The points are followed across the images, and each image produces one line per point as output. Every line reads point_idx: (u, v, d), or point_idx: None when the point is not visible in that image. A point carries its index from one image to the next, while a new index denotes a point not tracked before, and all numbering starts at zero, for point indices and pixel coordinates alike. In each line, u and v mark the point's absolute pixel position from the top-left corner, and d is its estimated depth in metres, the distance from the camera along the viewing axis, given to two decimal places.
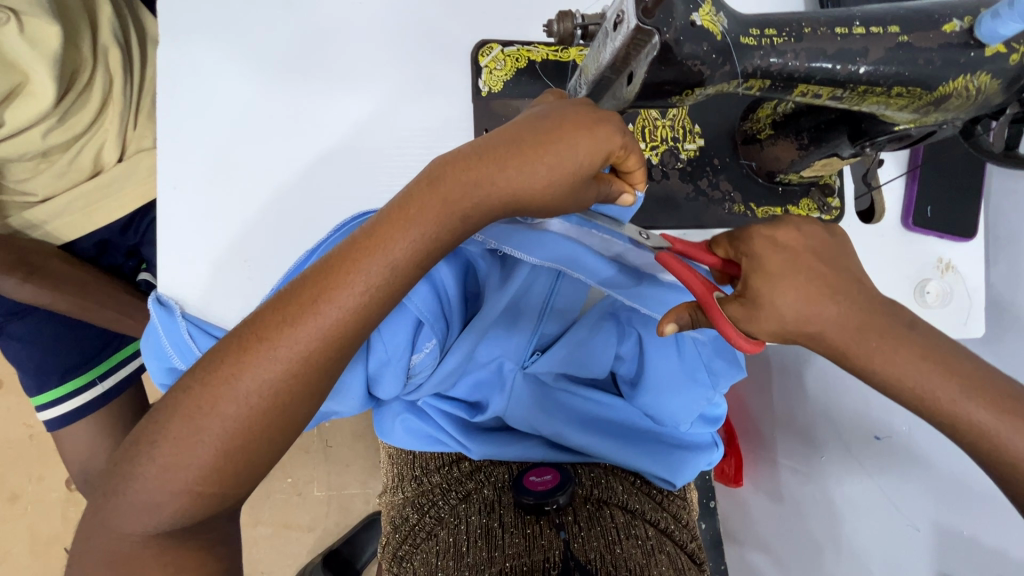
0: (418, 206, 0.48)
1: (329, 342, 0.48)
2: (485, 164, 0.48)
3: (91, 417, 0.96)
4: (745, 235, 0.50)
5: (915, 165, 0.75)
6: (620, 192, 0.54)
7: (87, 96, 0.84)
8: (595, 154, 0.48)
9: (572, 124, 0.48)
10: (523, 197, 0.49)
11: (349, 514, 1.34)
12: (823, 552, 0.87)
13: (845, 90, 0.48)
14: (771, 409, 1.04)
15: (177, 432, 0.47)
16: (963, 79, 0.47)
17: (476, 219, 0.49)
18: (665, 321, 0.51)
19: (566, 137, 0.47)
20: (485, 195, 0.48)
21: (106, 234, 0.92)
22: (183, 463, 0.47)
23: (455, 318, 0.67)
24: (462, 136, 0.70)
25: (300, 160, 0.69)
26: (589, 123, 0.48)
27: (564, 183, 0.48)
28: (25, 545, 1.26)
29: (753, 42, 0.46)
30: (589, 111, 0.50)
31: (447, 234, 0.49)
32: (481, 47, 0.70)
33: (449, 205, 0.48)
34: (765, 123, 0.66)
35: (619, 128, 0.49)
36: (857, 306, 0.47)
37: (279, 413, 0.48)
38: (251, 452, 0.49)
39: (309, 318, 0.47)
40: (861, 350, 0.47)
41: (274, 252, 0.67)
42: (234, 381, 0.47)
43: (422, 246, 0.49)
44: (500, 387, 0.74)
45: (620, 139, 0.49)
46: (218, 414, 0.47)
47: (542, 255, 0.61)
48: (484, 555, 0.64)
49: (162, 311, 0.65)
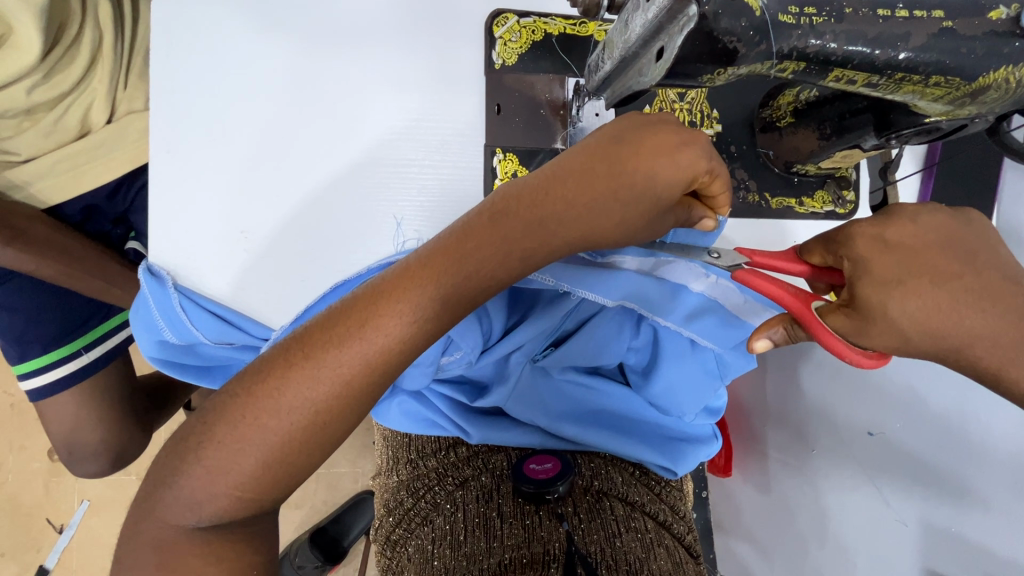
0: (478, 237, 0.46)
1: (373, 365, 0.45)
2: (553, 202, 0.45)
3: (76, 389, 0.92)
4: (843, 236, 0.46)
5: (931, 163, 0.76)
6: (701, 218, 0.51)
7: (76, 52, 0.80)
8: (675, 185, 0.45)
9: (652, 148, 0.45)
10: (593, 234, 0.46)
11: (337, 493, 1.33)
12: (811, 546, 0.88)
13: (881, 77, 0.46)
14: (764, 401, 1.06)
15: (222, 435, 0.45)
16: (1004, 70, 0.45)
17: (543, 257, 0.47)
18: (756, 338, 0.48)
19: (644, 168, 0.44)
20: (551, 233, 0.46)
21: (93, 200, 0.88)
22: (226, 465, 0.45)
23: (493, 324, 0.67)
24: (471, 106, 0.67)
25: (300, 126, 0.65)
26: (670, 148, 0.45)
27: (638, 216, 0.46)
28: (5, 513, 1.23)
29: (791, 21, 0.43)
30: (671, 133, 0.46)
31: (505, 272, 0.47)
32: (496, 18, 0.67)
33: (510, 241, 0.46)
34: (786, 110, 0.65)
35: (704, 152, 0.46)
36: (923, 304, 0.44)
37: (322, 431, 0.46)
38: (283, 458, 0.46)
39: (357, 342, 0.45)
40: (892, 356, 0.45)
41: (269, 222, 0.64)
42: (270, 399, 0.45)
43: (476, 280, 0.46)
44: (502, 381, 0.71)
45: (705, 163, 0.46)
46: (262, 426, 0.45)
47: (612, 293, 0.62)
48: (482, 545, 0.64)
49: (153, 281, 0.63)
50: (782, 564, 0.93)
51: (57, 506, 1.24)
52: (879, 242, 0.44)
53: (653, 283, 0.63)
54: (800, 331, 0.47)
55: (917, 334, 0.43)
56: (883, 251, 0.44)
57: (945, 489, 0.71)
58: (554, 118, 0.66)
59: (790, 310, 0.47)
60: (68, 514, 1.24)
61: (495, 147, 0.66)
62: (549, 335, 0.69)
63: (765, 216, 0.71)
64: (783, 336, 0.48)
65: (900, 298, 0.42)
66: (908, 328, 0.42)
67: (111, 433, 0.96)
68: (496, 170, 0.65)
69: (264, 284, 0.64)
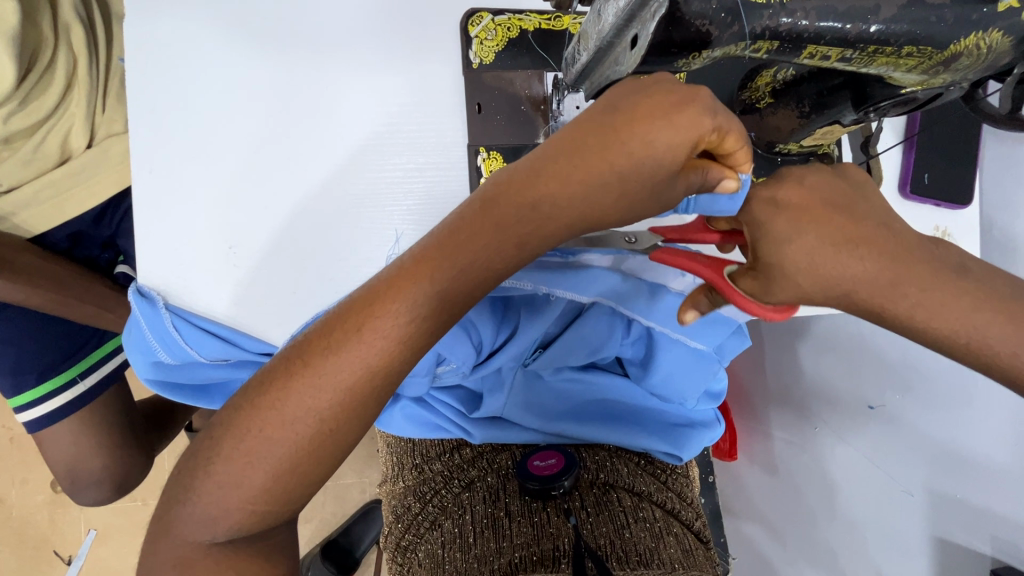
0: (469, 228, 0.44)
1: (375, 370, 0.45)
2: (541, 185, 0.44)
3: (74, 417, 0.92)
4: (743, 203, 0.46)
5: (911, 133, 0.76)
6: (721, 179, 0.46)
7: (51, 77, 0.80)
8: (677, 149, 0.41)
9: (649, 109, 0.42)
10: (590, 213, 0.44)
11: (345, 503, 1.32)
12: (818, 520, 0.88)
13: (854, 51, 0.47)
14: (764, 380, 1.07)
15: (229, 451, 0.45)
16: (974, 37, 0.45)
17: (536, 239, 0.46)
18: (684, 312, 0.47)
19: (639, 133, 0.41)
20: (543, 215, 0.44)
21: (78, 225, 0.88)
22: (236, 482, 0.45)
23: (482, 332, 0.68)
24: (452, 105, 0.67)
25: (282, 136, 0.65)
26: (668, 106, 0.42)
27: (638, 187, 0.43)
28: (13, 548, 1.22)
29: (761, 1, 0.43)
30: (667, 92, 0.43)
31: (499, 261, 0.45)
32: (471, 16, 0.66)
33: (500, 227, 0.44)
34: (765, 91, 0.65)
35: (705, 109, 0.42)
36: (896, 260, 0.40)
37: (330, 439, 0.45)
38: (297, 469, 0.46)
39: (355, 347, 0.44)
40: (880, 301, 0.40)
41: (257, 234, 0.64)
42: (269, 415, 0.45)
43: (471, 272, 0.45)
44: (497, 387, 0.72)
45: (709, 121, 0.42)
46: (267, 438, 0.45)
47: (587, 291, 0.65)
48: (492, 546, 0.65)
49: (144, 303, 0.62)
50: (790, 542, 0.93)
51: (63, 537, 1.23)
52: (771, 205, 0.43)
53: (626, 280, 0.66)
54: (720, 297, 0.47)
55: (844, 287, 0.41)
56: (779, 212, 0.43)
57: (948, 456, 0.73)
58: (536, 113, 0.67)
59: (707, 280, 0.47)
60: (76, 545, 1.23)
61: (478, 146, 0.66)
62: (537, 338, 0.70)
63: None
64: (707, 305, 0.48)
65: (816, 254, 0.41)
66: (809, 284, 0.41)
67: (113, 459, 0.96)
68: (481, 169, 0.65)
69: (258, 297, 0.64)
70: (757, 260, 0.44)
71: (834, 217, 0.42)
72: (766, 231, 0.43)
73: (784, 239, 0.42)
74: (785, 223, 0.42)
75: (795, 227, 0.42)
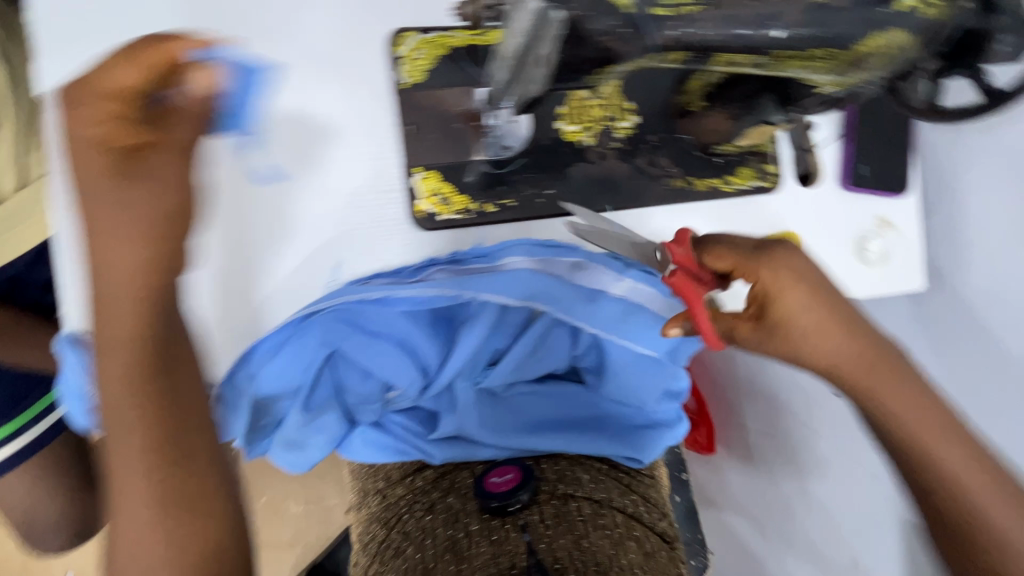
0: (112, 243, 0.48)
1: (122, 376, 0.51)
2: (101, 201, 0.47)
3: (27, 465, 0.89)
4: (771, 253, 0.53)
5: (849, 127, 0.76)
6: (187, 82, 0.46)
7: None
8: (93, 132, 0.44)
9: (78, 121, 0.45)
10: (121, 230, 0.48)
11: (330, 525, 1.30)
12: (792, 505, 0.94)
13: (765, 57, 0.47)
14: (735, 376, 1.03)
15: (121, 490, 0.51)
16: (879, 37, 0.46)
17: (173, 219, 0.49)
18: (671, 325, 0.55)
19: (80, 129, 0.45)
20: (110, 215, 0.47)
21: (13, 270, 0.85)
22: (130, 516, 0.50)
23: (426, 353, 0.66)
24: (384, 124, 0.66)
25: (209, 167, 0.63)
26: (100, 86, 0.44)
27: (127, 184, 0.46)
28: None
29: (666, 13, 0.43)
30: (106, 80, 0.44)
31: (142, 230, 0.47)
32: (397, 36, 0.66)
33: (121, 225, 0.48)
34: (698, 95, 0.65)
35: (140, 68, 0.43)
36: (870, 352, 0.54)
37: (126, 460, 0.50)
38: (184, 485, 0.52)
39: (105, 366, 0.51)
40: (864, 386, 0.54)
41: (192, 270, 0.63)
42: (104, 408, 0.51)
43: (139, 271, 0.49)
44: (451, 408, 0.71)
45: (130, 77, 0.44)
46: (117, 472, 0.51)
47: (513, 292, 0.64)
48: (452, 569, 0.63)
49: (74, 353, 0.61)
50: (771, 530, 0.98)
51: None
52: (793, 278, 0.53)
53: (557, 281, 0.66)
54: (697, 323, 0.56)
55: (832, 362, 0.54)
56: (797, 285, 0.53)
57: None
58: (468, 129, 0.67)
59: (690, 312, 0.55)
60: None
61: (415, 165, 0.66)
62: (483, 353, 0.69)
63: (692, 199, 0.73)
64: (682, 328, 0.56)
65: (810, 311, 0.53)
66: (813, 359, 0.54)
67: (72, 502, 0.93)
68: (416, 190, 0.66)
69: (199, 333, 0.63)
70: (765, 315, 0.53)
71: (852, 320, 0.54)
72: (783, 297, 0.52)
73: (795, 309, 0.52)
74: (800, 298, 0.52)
75: (808, 298, 0.53)
